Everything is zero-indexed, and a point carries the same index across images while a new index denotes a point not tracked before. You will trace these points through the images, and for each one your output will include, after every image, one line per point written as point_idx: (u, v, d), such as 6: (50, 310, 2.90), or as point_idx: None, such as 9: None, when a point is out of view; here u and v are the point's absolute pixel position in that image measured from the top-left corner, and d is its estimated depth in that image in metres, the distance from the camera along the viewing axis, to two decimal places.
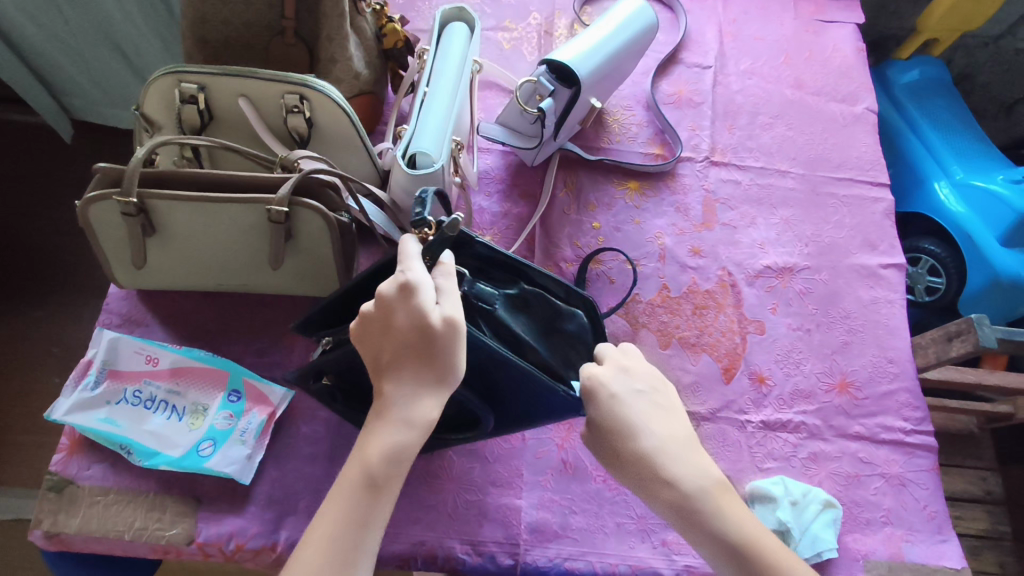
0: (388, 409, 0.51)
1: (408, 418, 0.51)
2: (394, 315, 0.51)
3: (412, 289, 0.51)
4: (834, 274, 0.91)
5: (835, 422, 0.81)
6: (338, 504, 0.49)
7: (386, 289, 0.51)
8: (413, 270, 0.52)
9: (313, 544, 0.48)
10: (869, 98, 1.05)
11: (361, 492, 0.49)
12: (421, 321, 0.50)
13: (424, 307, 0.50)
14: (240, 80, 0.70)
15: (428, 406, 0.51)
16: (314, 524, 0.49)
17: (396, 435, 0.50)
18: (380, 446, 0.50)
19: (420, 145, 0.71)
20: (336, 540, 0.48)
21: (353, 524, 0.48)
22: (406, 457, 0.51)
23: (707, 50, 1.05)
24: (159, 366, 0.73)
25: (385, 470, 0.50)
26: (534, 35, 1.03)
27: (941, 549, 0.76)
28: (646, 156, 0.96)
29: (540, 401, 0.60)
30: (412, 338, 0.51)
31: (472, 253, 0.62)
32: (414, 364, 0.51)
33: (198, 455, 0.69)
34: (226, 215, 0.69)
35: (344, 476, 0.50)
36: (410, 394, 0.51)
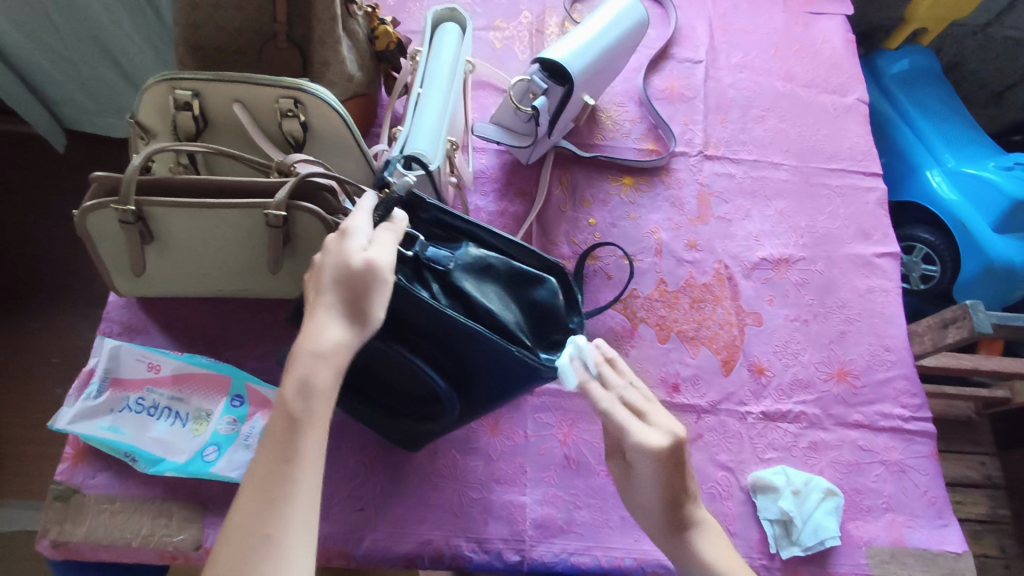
0: (298, 343, 0.48)
1: (315, 349, 0.47)
2: (324, 257, 0.52)
3: (345, 234, 0.52)
4: (829, 264, 0.92)
5: (835, 411, 0.82)
6: (263, 449, 0.45)
7: (327, 236, 0.53)
8: (355, 219, 0.54)
9: (247, 492, 0.43)
10: (860, 89, 1.06)
11: (280, 433, 0.45)
12: (347, 262, 0.50)
13: (352, 249, 0.51)
14: (234, 85, 0.71)
15: (336, 339, 0.48)
16: (248, 474, 0.44)
17: (304, 368, 0.46)
18: (289, 380, 0.46)
19: (416, 146, 0.71)
20: (259, 480, 0.44)
21: (281, 463, 0.44)
22: (320, 395, 0.46)
23: (698, 44, 1.06)
24: (160, 372, 0.73)
25: (299, 405, 0.46)
26: (525, 34, 1.04)
27: (943, 534, 0.76)
28: (640, 152, 0.96)
29: (503, 369, 0.60)
30: (335, 276, 0.50)
31: (429, 217, 0.63)
32: (332, 299, 0.49)
33: (202, 461, 0.70)
34: (224, 220, 0.69)
35: (268, 425, 0.46)
36: (321, 327, 0.48)
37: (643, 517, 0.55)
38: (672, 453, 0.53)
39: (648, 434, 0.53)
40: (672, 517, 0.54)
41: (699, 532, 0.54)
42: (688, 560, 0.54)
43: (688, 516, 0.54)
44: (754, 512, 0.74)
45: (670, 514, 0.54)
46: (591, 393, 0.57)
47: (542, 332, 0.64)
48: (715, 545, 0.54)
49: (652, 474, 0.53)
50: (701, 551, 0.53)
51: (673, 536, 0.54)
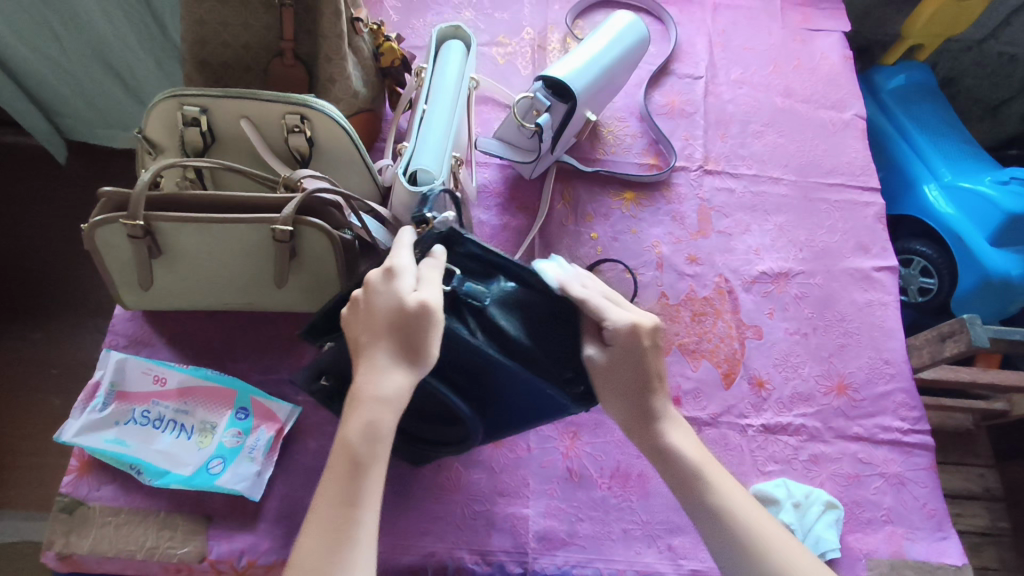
0: (361, 386, 0.51)
1: (377, 394, 0.51)
2: (374, 299, 0.53)
3: (392, 274, 0.54)
4: (828, 278, 0.93)
5: (834, 424, 0.83)
6: (325, 488, 0.49)
7: (372, 276, 0.55)
8: (401, 258, 0.55)
9: (308, 529, 0.48)
10: (858, 105, 1.07)
11: (344, 474, 0.49)
12: (397, 304, 0.52)
13: (402, 290, 0.53)
14: (241, 102, 0.72)
15: (397, 383, 0.51)
16: (312, 509, 0.49)
17: (368, 414, 0.50)
18: (354, 425, 0.50)
19: (421, 162, 0.73)
20: (324, 518, 0.48)
21: (345, 504, 0.48)
22: (383, 436, 0.50)
23: (698, 61, 1.08)
24: (166, 385, 0.74)
25: (364, 447, 0.50)
26: (527, 50, 1.05)
27: (942, 546, 0.77)
28: (641, 167, 0.97)
29: (527, 398, 0.61)
30: (388, 319, 0.52)
31: (464, 251, 0.62)
32: (387, 343, 0.52)
33: (208, 473, 0.70)
34: (232, 235, 0.70)
35: (331, 464, 0.50)
36: (382, 372, 0.51)
37: (615, 406, 0.60)
38: (633, 343, 0.57)
39: (629, 319, 0.57)
40: (641, 405, 0.59)
41: (668, 426, 0.59)
42: (657, 449, 0.59)
43: (656, 417, 0.59)
44: None
45: (637, 410, 0.59)
46: (572, 293, 0.58)
47: (561, 366, 0.62)
48: (682, 438, 0.59)
49: (620, 363, 0.58)
50: (670, 438, 0.59)
51: (643, 426, 0.59)
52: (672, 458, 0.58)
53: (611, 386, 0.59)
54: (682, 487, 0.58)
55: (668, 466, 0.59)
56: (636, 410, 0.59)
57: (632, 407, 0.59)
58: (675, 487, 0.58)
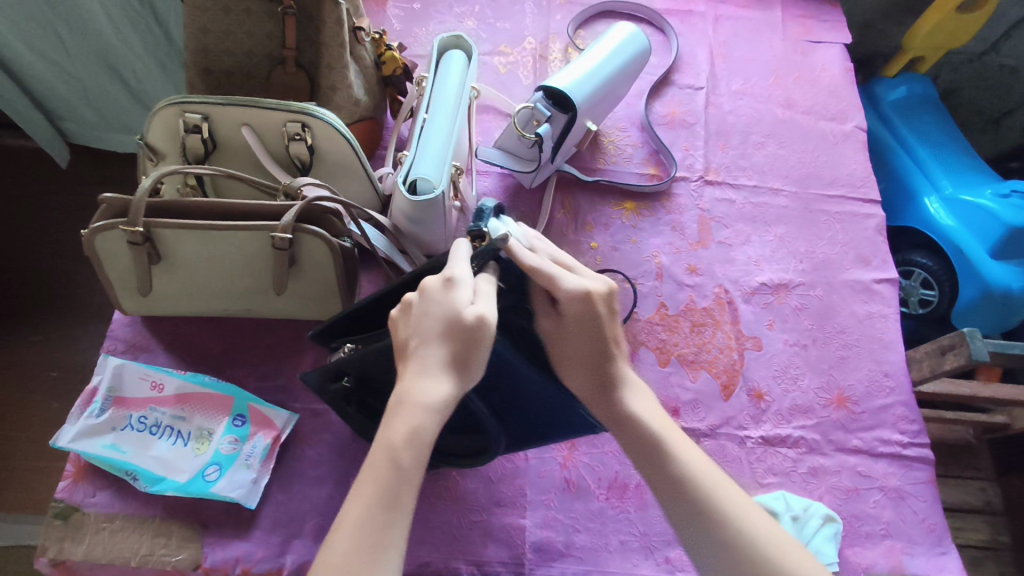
0: (408, 392, 0.51)
1: (425, 401, 0.51)
2: (429, 306, 0.53)
3: (452, 283, 0.53)
4: (828, 290, 0.92)
5: (834, 437, 0.82)
6: (364, 489, 0.49)
7: (429, 281, 0.54)
8: (460, 269, 0.54)
9: (344, 529, 0.47)
10: (858, 117, 1.07)
11: (384, 478, 0.49)
12: (454, 315, 0.52)
13: (460, 302, 0.52)
14: (243, 109, 0.72)
15: (444, 392, 0.51)
16: (347, 508, 0.48)
17: (416, 420, 0.50)
18: (399, 430, 0.50)
19: (421, 171, 0.73)
20: (362, 521, 0.47)
21: (382, 508, 0.48)
22: (427, 444, 0.50)
23: (699, 71, 1.08)
24: (164, 392, 0.74)
25: (408, 454, 0.49)
26: (529, 60, 1.06)
27: (942, 561, 0.76)
28: (642, 177, 0.97)
29: (556, 414, 0.62)
30: (443, 328, 0.52)
31: (510, 271, 0.59)
32: (440, 352, 0.52)
33: (204, 480, 0.70)
34: (231, 242, 0.70)
35: (371, 465, 0.50)
36: (430, 380, 0.51)
37: (573, 372, 0.59)
38: (588, 310, 0.55)
39: (581, 284, 0.55)
40: (599, 372, 0.58)
41: (627, 393, 0.59)
42: (617, 417, 0.58)
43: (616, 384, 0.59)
44: None
45: (596, 377, 0.58)
46: (518, 256, 0.55)
47: None
48: (640, 404, 0.58)
49: (576, 329, 0.57)
50: (630, 407, 0.58)
51: (603, 394, 0.58)
52: (629, 425, 0.57)
53: (569, 353, 0.58)
54: (642, 454, 0.57)
55: (627, 433, 0.58)
56: (595, 377, 0.58)
57: (589, 374, 0.58)
58: (634, 454, 0.57)
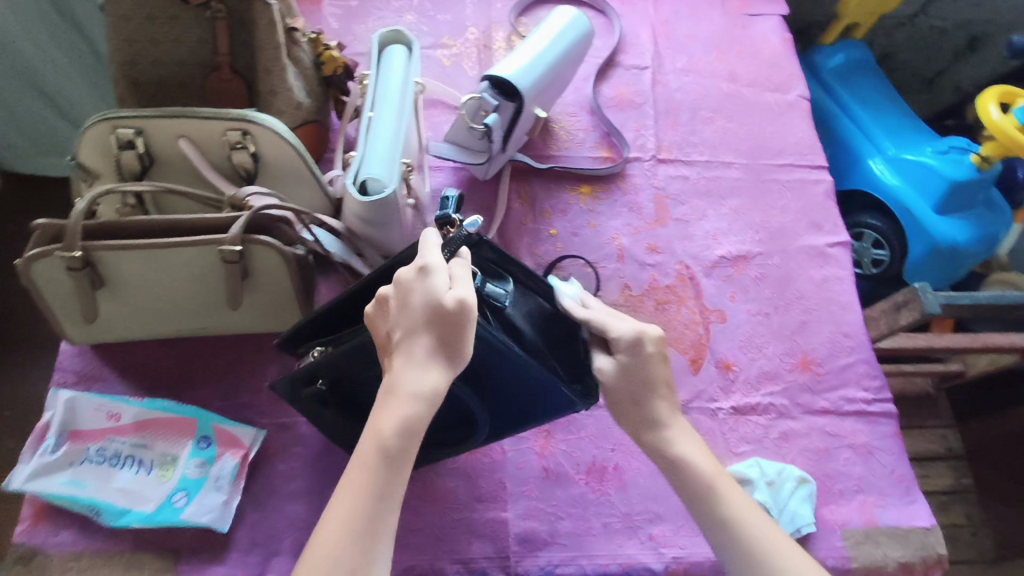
0: (397, 383, 0.51)
1: (413, 391, 0.50)
2: (406, 297, 0.53)
3: (426, 273, 0.53)
4: (785, 257, 0.94)
5: (801, 400, 0.84)
6: (355, 478, 0.49)
7: (404, 273, 0.54)
8: (432, 256, 0.54)
9: (338, 519, 0.48)
10: (800, 86, 1.09)
11: (377, 468, 0.49)
12: (434, 303, 0.51)
13: (437, 289, 0.51)
14: (179, 121, 0.70)
15: (432, 381, 0.51)
16: (338, 494, 0.49)
17: (406, 408, 0.50)
18: (390, 421, 0.50)
19: (370, 171, 0.71)
20: (354, 511, 0.48)
21: (375, 494, 0.49)
22: (419, 432, 0.50)
23: (643, 51, 1.08)
24: (121, 422, 0.71)
25: (400, 443, 0.49)
26: (473, 51, 1.04)
27: (912, 510, 0.79)
28: (595, 160, 0.97)
29: (537, 398, 0.62)
30: (425, 317, 0.52)
31: (478, 255, 0.63)
32: (424, 341, 0.51)
33: (171, 508, 0.67)
34: (178, 260, 0.67)
35: (362, 456, 0.50)
36: (418, 370, 0.51)
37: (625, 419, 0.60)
38: (636, 352, 0.58)
39: (632, 329, 0.58)
40: (647, 415, 0.59)
41: (674, 437, 0.59)
42: (667, 460, 0.59)
43: (661, 429, 0.59)
44: None
45: (642, 421, 0.59)
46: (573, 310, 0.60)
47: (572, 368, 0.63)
48: (691, 450, 0.59)
49: (626, 377, 0.58)
50: (676, 448, 0.59)
51: (651, 439, 0.59)
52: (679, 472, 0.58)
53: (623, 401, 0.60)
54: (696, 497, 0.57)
55: (677, 476, 0.58)
56: (644, 423, 0.59)
57: (639, 420, 0.60)
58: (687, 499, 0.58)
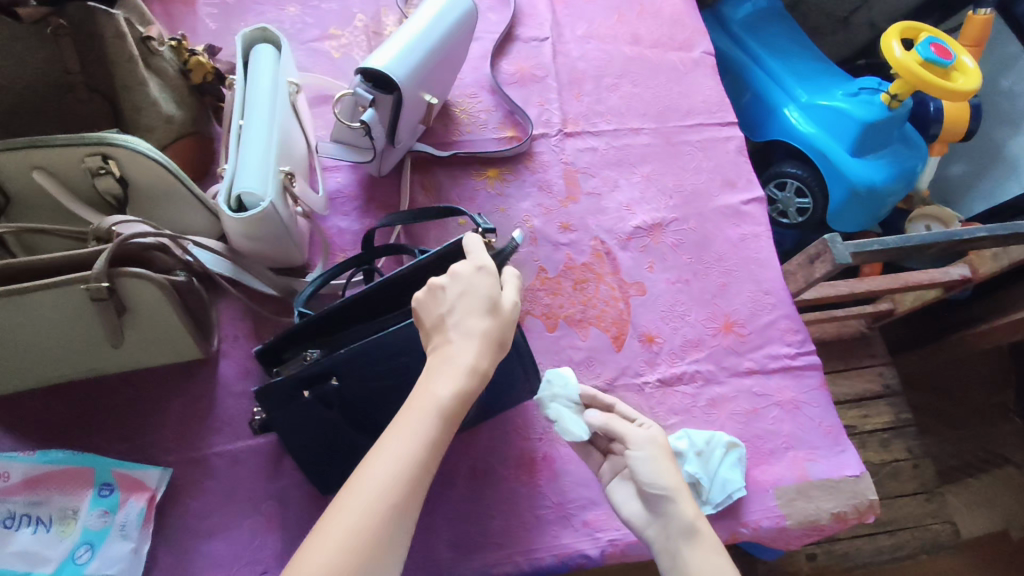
0: (450, 357, 0.50)
1: (470, 365, 0.50)
2: (466, 288, 0.53)
3: (488, 271, 0.55)
4: (701, 220, 0.93)
5: (726, 363, 0.83)
6: (405, 426, 0.47)
7: (460, 266, 0.55)
8: (487, 258, 0.56)
9: (385, 462, 0.45)
10: (704, 42, 1.07)
11: (429, 422, 0.47)
12: (494, 296, 0.53)
13: (496, 287, 0.54)
14: (29, 151, 0.64)
15: (485, 364, 0.51)
16: (382, 443, 0.46)
17: (461, 380, 0.49)
18: (447, 387, 0.48)
19: (243, 184, 0.67)
20: (405, 459, 0.45)
21: (427, 452, 0.46)
22: (468, 403, 0.49)
23: (541, 21, 1.04)
24: (10, 480, 0.66)
25: (455, 408, 0.48)
26: (362, 39, 0.99)
27: (841, 460, 0.79)
28: (500, 141, 0.94)
29: (513, 383, 0.72)
30: (486, 305, 0.53)
31: None
32: (485, 324, 0.52)
33: (75, 564, 0.64)
34: (42, 304, 0.62)
35: (412, 408, 0.48)
36: (474, 347, 0.51)
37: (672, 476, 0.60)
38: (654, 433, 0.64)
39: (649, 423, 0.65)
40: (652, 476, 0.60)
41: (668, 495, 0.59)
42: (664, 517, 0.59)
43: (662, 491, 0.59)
44: None
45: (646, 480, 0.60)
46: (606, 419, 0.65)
47: None
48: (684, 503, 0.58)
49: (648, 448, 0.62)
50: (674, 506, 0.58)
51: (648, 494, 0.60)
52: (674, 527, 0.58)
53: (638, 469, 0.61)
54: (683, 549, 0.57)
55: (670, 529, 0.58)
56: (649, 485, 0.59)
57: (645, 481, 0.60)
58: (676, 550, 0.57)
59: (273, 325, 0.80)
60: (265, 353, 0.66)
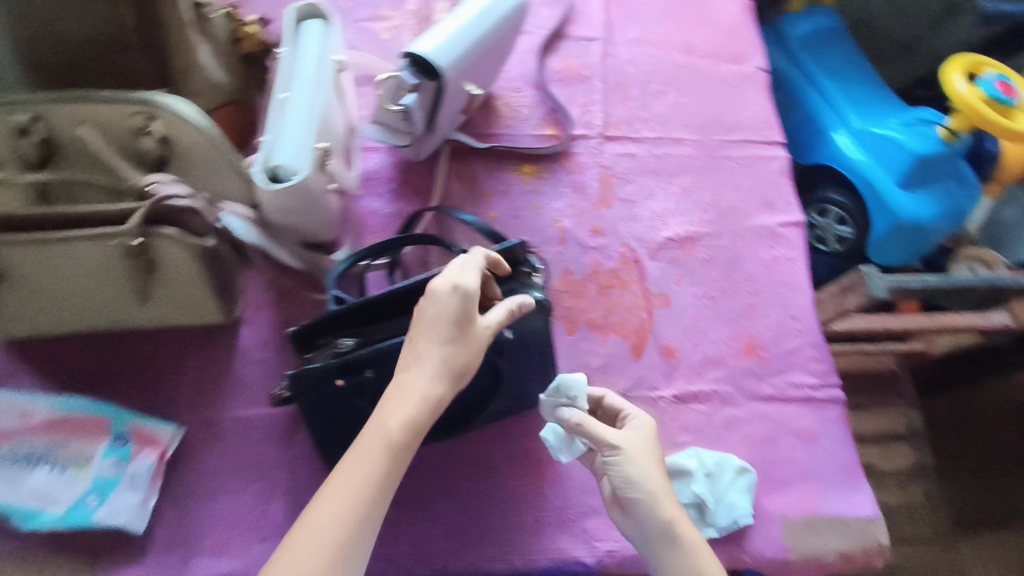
0: (406, 385, 0.49)
1: (426, 395, 0.49)
2: (438, 311, 0.51)
3: (463, 292, 0.51)
4: (735, 238, 0.91)
5: (745, 386, 0.82)
6: (354, 461, 0.47)
7: (436, 284, 0.52)
8: (471, 277, 0.53)
9: (330, 498, 0.45)
10: (757, 57, 1.05)
11: (378, 456, 0.47)
12: (466, 323, 0.52)
13: (472, 312, 0.52)
14: (80, 106, 0.68)
15: (444, 392, 0.50)
16: (331, 477, 0.46)
17: (414, 411, 0.48)
18: (398, 419, 0.48)
19: (280, 157, 0.68)
20: (351, 493, 0.45)
21: (375, 488, 0.46)
22: (420, 434, 0.49)
23: (594, 21, 1.03)
24: (33, 420, 0.69)
25: (406, 440, 0.48)
26: (412, 22, 0.99)
27: (854, 498, 0.77)
28: (539, 138, 0.93)
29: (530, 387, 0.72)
30: (455, 332, 0.51)
31: None
32: (449, 352, 0.51)
33: (85, 509, 0.66)
34: (75, 254, 0.64)
35: (362, 441, 0.47)
36: (432, 377, 0.50)
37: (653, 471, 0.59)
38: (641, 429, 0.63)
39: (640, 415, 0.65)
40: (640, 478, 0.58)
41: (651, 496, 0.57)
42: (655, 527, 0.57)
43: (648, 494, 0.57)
44: None
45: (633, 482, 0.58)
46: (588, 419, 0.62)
47: None
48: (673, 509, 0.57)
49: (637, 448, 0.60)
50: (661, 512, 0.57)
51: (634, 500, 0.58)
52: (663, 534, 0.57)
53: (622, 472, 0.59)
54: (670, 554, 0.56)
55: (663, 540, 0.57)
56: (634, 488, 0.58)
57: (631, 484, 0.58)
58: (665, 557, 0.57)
59: (296, 298, 0.81)
60: (300, 335, 0.64)
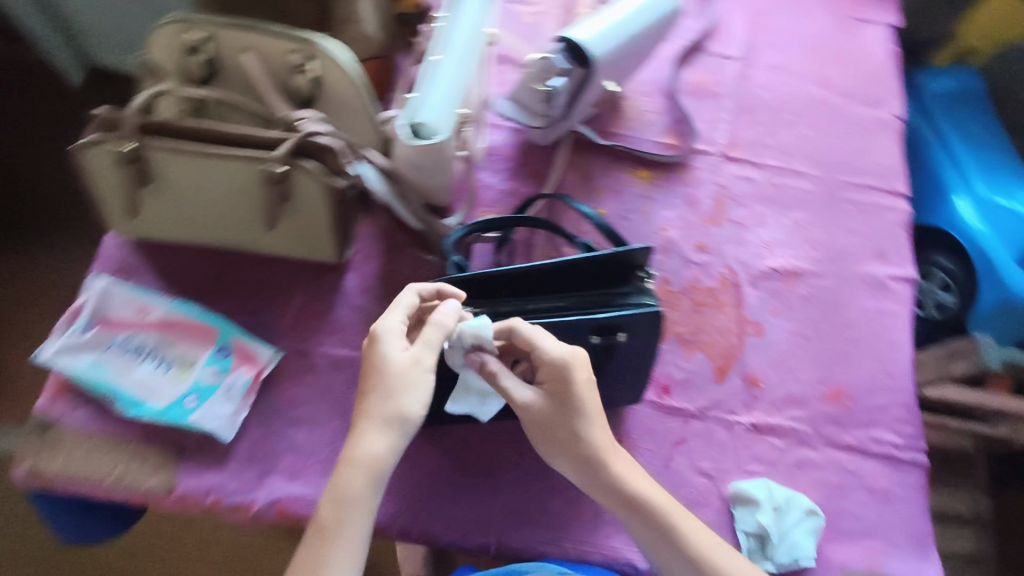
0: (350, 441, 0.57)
1: (367, 451, 0.55)
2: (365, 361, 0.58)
3: (379, 341, 0.58)
4: (840, 281, 0.89)
5: (825, 432, 0.80)
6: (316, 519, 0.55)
7: (374, 334, 0.59)
8: (393, 321, 0.59)
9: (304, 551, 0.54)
10: (895, 104, 1.02)
11: (329, 514, 0.55)
12: (387, 370, 0.57)
13: (392, 358, 0.57)
14: (246, 35, 0.72)
15: (383, 443, 0.56)
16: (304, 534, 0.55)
17: (359, 469, 0.55)
18: (339, 478, 0.55)
19: (425, 115, 0.70)
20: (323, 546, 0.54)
21: (335, 538, 0.54)
22: (366, 484, 0.55)
23: (735, 41, 1.03)
24: (149, 317, 0.73)
25: (348, 495, 0.55)
26: (556, 12, 1.00)
27: (919, 567, 0.74)
28: (659, 146, 0.93)
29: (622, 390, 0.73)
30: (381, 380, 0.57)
31: None
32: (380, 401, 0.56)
33: (182, 408, 0.70)
34: (222, 170, 0.68)
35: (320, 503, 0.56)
36: (370, 432, 0.56)
37: (596, 435, 0.61)
38: (563, 375, 0.59)
39: (560, 351, 0.59)
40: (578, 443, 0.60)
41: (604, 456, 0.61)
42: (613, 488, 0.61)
43: (602, 461, 0.61)
44: (730, 523, 0.73)
45: (577, 455, 0.61)
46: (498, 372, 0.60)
47: None
48: (637, 479, 0.62)
49: (552, 403, 0.60)
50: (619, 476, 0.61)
51: (588, 467, 0.61)
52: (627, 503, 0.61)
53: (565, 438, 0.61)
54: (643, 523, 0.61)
55: (632, 505, 0.61)
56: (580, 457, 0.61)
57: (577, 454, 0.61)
58: (638, 525, 0.61)
59: (402, 253, 0.83)
60: None
